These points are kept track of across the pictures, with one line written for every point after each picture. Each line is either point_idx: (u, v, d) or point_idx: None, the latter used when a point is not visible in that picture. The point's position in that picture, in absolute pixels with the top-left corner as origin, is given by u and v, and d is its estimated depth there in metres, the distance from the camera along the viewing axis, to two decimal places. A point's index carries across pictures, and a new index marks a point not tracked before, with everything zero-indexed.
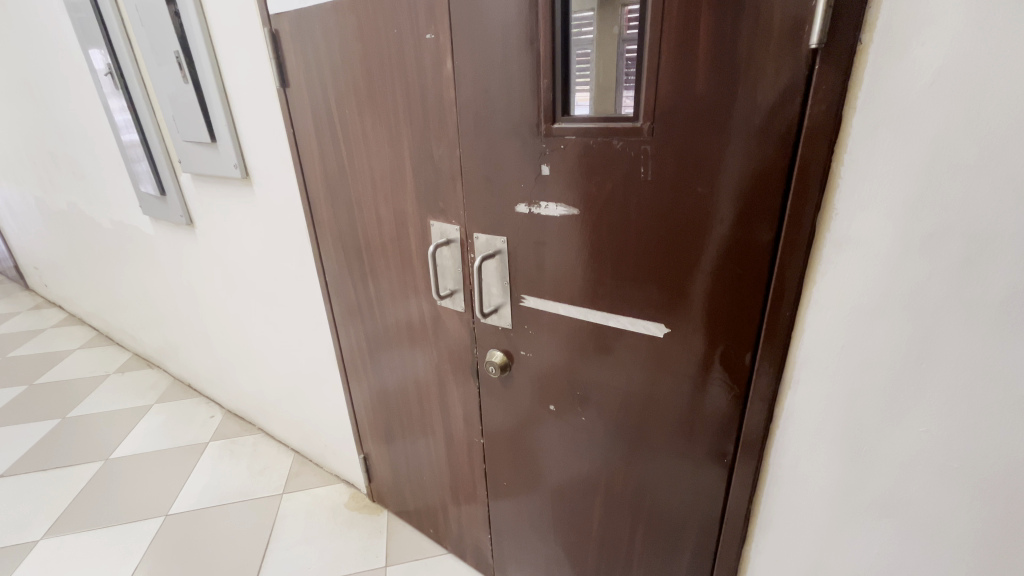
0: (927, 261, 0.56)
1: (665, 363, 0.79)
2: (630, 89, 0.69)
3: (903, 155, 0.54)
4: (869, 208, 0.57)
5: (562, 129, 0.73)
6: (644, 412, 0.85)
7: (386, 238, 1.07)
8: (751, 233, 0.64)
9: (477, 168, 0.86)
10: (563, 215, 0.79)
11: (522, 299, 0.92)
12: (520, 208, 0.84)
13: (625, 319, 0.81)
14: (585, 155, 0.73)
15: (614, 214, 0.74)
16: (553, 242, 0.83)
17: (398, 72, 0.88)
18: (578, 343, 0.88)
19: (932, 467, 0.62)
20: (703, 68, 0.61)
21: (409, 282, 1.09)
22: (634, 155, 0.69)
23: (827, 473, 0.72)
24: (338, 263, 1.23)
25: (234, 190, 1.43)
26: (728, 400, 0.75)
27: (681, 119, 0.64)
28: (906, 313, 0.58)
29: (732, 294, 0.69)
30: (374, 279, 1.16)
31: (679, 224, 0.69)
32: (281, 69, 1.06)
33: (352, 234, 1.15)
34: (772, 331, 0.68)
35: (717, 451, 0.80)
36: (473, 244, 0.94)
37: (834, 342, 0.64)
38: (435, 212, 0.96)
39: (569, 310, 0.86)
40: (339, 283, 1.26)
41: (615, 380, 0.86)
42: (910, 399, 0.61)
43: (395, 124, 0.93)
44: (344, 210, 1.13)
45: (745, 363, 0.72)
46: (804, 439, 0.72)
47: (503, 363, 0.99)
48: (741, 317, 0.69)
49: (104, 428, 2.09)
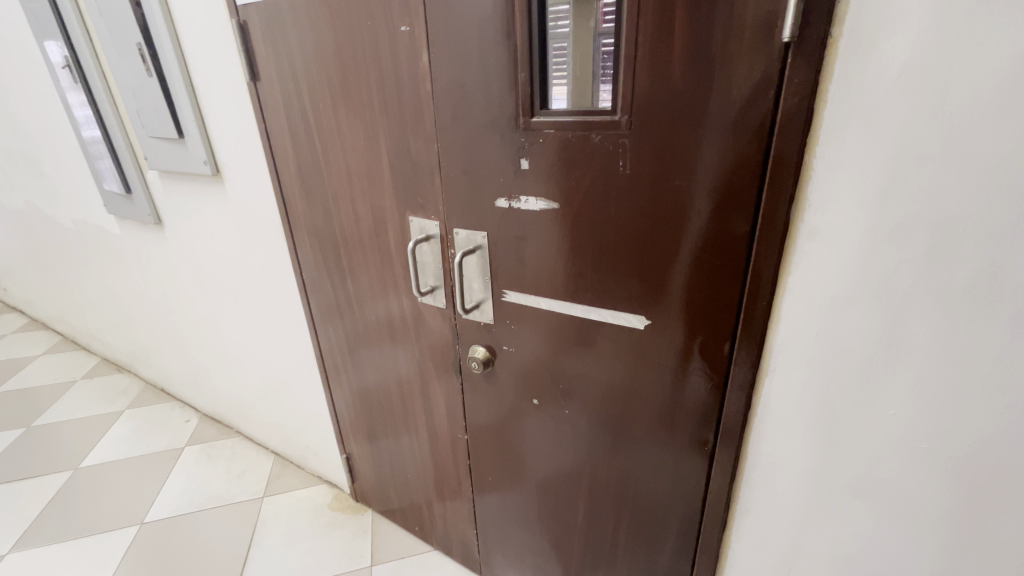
0: (897, 249, 0.57)
1: (646, 355, 0.80)
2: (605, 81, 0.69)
3: (871, 147, 0.55)
4: (840, 199, 0.59)
5: (541, 122, 0.73)
6: (625, 403, 0.86)
7: (364, 235, 1.06)
8: (727, 223, 0.65)
9: (455, 162, 0.85)
10: (542, 209, 0.79)
11: (504, 295, 0.91)
12: (500, 202, 0.83)
13: (607, 312, 0.81)
14: (564, 149, 0.73)
15: (594, 207, 0.74)
16: (535, 236, 0.82)
17: (373, 64, 0.86)
18: (560, 337, 0.88)
19: (903, 449, 0.65)
20: (679, 63, 0.61)
21: (388, 278, 1.07)
22: (612, 149, 0.69)
23: (802, 458, 0.74)
24: (314, 261, 1.21)
25: (204, 188, 1.38)
26: (708, 389, 0.77)
27: (657, 113, 0.65)
28: (876, 300, 0.60)
29: (710, 284, 0.70)
30: (353, 278, 1.15)
31: (656, 218, 0.70)
32: (251, 63, 1.03)
33: (328, 231, 1.13)
34: (750, 321, 0.69)
35: (697, 440, 0.81)
36: (452, 241, 0.93)
37: (808, 331, 0.66)
38: (414, 207, 0.94)
39: (550, 304, 0.87)
40: (317, 282, 1.24)
41: (597, 374, 0.87)
42: (881, 383, 0.63)
43: (371, 119, 0.91)
44: (320, 206, 1.11)
45: (724, 353, 0.73)
46: (781, 425, 0.74)
47: (486, 359, 0.98)
48: (718, 307, 0.71)
49: (72, 437, 2.01)
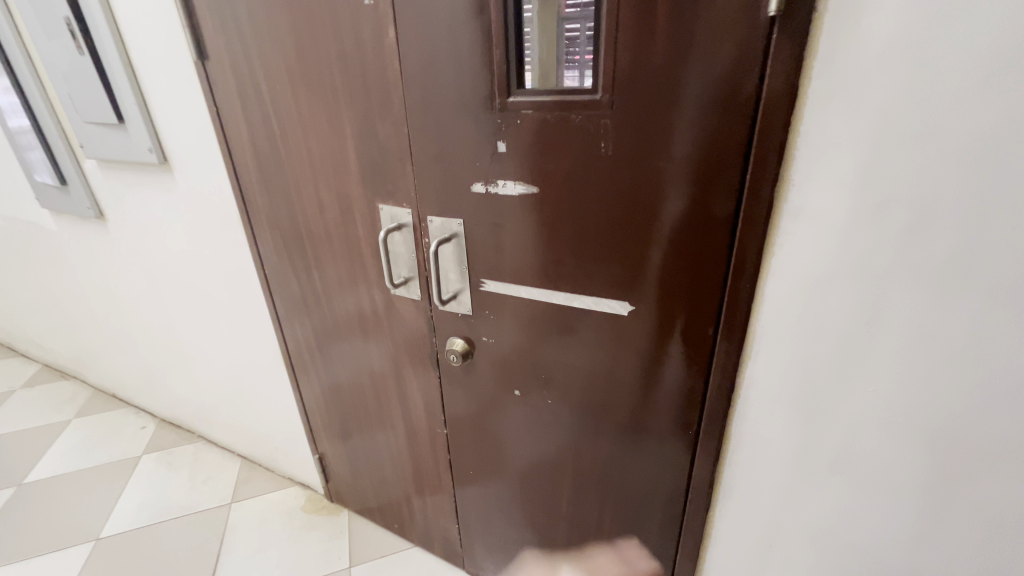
0: (878, 228, 0.58)
1: (629, 342, 0.79)
2: (572, 66, 0.67)
3: (854, 126, 0.55)
4: (824, 179, 0.58)
5: (518, 103, 0.70)
6: (609, 391, 0.85)
7: (330, 225, 1.00)
8: (711, 205, 0.64)
9: (427, 146, 0.81)
10: (521, 194, 0.76)
11: (482, 284, 0.88)
12: (476, 188, 0.80)
13: (590, 299, 0.79)
14: (543, 131, 0.70)
15: (575, 191, 0.72)
16: (513, 223, 0.79)
17: (334, 41, 0.80)
18: (542, 326, 0.86)
19: (881, 425, 0.66)
20: (662, 39, 0.59)
21: (358, 270, 1.02)
22: (592, 130, 0.67)
23: (784, 438, 0.75)
24: (277, 254, 1.14)
25: (151, 178, 1.28)
26: (692, 373, 0.77)
27: (640, 92, 0.63)
28: (858, 279, 0.61)
29: (693, 268, 0.69)
30: (320, 271, 1.09)
31: (639, 201, 0.68)
32: (197, 40, 0.95)
33: (291, 222, 1.06)
34: (734, 304, 0.69)
35: (681, 424, 0.82)
36: (426, 230, 0.88)
37: (790, 312, 0.67)
38: (384, 195, 0.90)
39: (530, 293, 0.84)
40: (280, 276, 1.17)
41: (581, 362, 0.85)
42: (860, 360, 0.64)
43: (334, 101, 0.85)
44: (281, 196, 1.04)
45: (708, 337, 0.73)
46: (763, 405, 0.75)
47: (465, 351, 0.95)
48: (702, 291, 0.70)
49: (14, 450, 1.86)
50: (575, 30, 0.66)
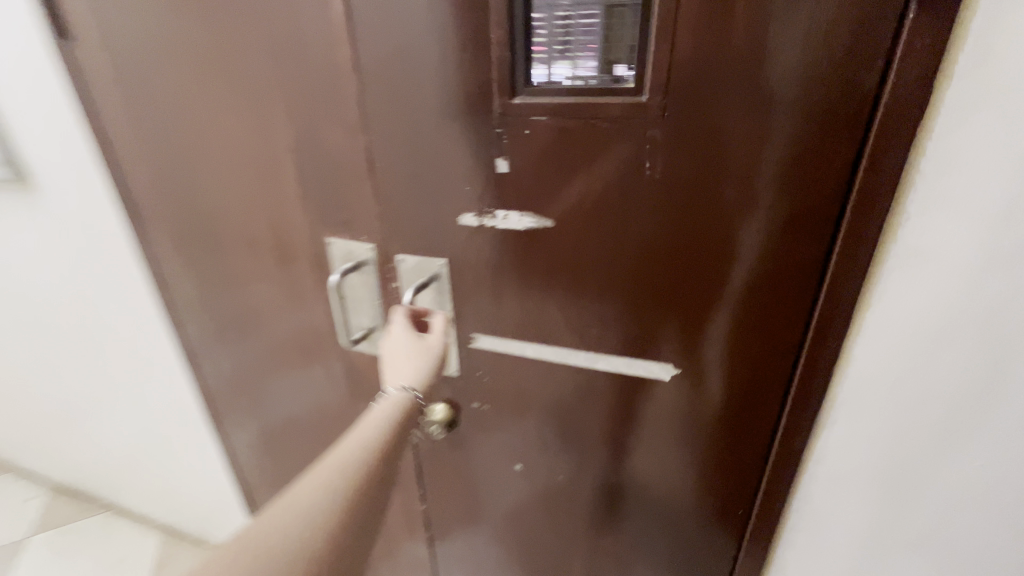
0: (1015, 277, 0.44)
1: (668, 410, 0.63)
2: (541, 60, 0.50)
3: (1001, 143, 0.40)
4: (949, 213, 0.44)
5: (528, 106, 0.51)
6: (638, 467, 0.69)
7: (263, 266, 0.76)
8: (795, 246, 0.49)
9: (396, 164, 0.60)
10: (529, 226, 0.57)
11: (473, 340, 0.68)
12: (465, 218, 0.60)
13: (619, 360, 0.62)
14: (563, 147, 0.52)
15: (606, 226, 0.54)
16: (516, 263, 0.60)
17: (256, 18, 0.57)
18: (552, 391, 0.67)
19: (982, 506, 0.54)
20: (742, 22, 0.42)
21: (303, 321, 0.79)
22: (634, 146, 0.49)
23: (860, 522, 0.61)
24: (191, 301, 0.87)
25: (8, 199, 0.97)
26: (751, 449, 0.61)
27: (706, 95, 0.46)
28: (977, 338, 0.47)
29: (763, 323, 0.54)
30: (252, 325, 0.84)
31: (694, 238, 0.52)
32: (53, 11, 0.67)
33: (208, 261, 0.81)
34: (814, 367, 0.54)
35: (730, 505, 0.66)
36: (396, 272, 0.67)
37: (883, 376, 0.52)
38: (336, 227, 0.67)
39: (538, 351, 0.65)
40: (198, 328, 0.90)
41: (605, 436, 0.68)
42: (966, 432, 0.52)
43: (260, 101, 0.62)
44: (190, 227, 0.78)
45: (774, 405, 0.58)
46: (836, 486, 0.60)
47: (449, 421, 0.74)
48: (772, 351, 0.55)
49: None
50: (535, 12, 0.49)
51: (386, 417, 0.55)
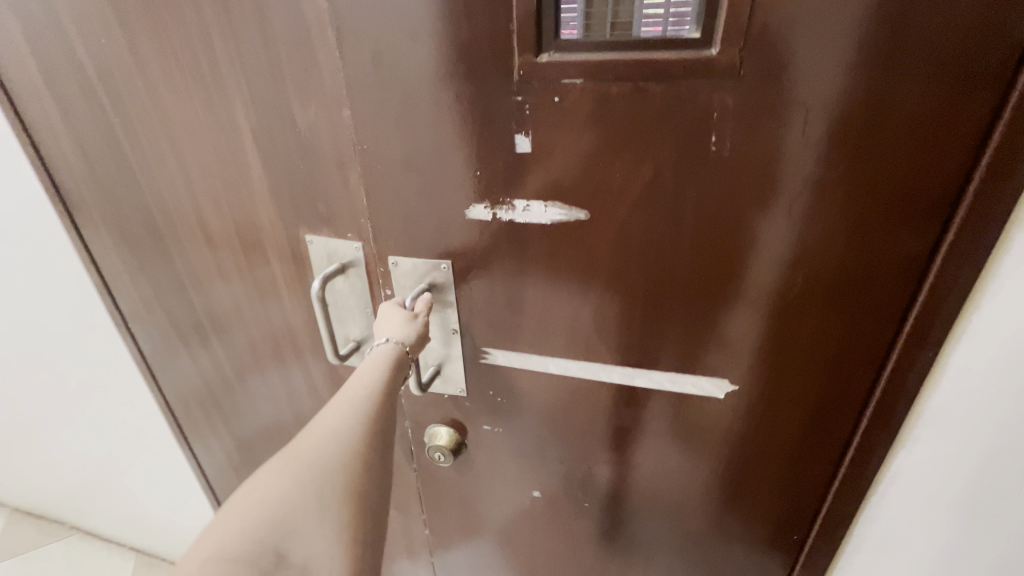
0: None
1: (719, 430, 0.54)
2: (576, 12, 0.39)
3: None
4: None
5: (561, 67, 0.40)
6: (678, 491, 0.60)
7: (232, 272, 0.64)
8: (895, 237, 0.40)
9: (388, 145, 0.48)
10: (557, 221, 0.47)
11: (484, 355, 0.58)
12: (475, 210, 0.49)
13: (664, 377, 0.52)
14: (608, 120, 0.41)
15: (657, 217, 0.44)
16: (541, 265, 0.50)
17: None
18: (580, 411, 0.58)
19: None
20: None
21: (281, 333, 0.67)
22: (701, 116, 0.39)
23: (935, 551, 0.54)
24: (149, 312, 0.75)
25: None
26: (812, 470, 0.53)
27: (801, 48, 0.36)
28: None
29: (844, 331, 0.45)
30: (223, 340, 0.72)
31: (766, 229, 0.42)
32: None
33: (165, 267, 0.68)
34: (901, 379, 0.46)
35: (783, 529, 0.59)
36: (388, 276, 0.56)
37: (986, 389, 0.44)
38: (314, 224, 0.56)
39: (564, 366, 0.56)
40: (159, 343, 0.78)
41: (639, 461, 0.59)
42: None
43: (212, 64, 0.50)
44: (141, 225, 0.65)
45: (848, 422, 0.50)
46: (909, 507, 0.53)
47: (455, 446, 0.64)
48: (852, 363, 0.46)
49: None
50: None
51: (374, 377, 0.47)
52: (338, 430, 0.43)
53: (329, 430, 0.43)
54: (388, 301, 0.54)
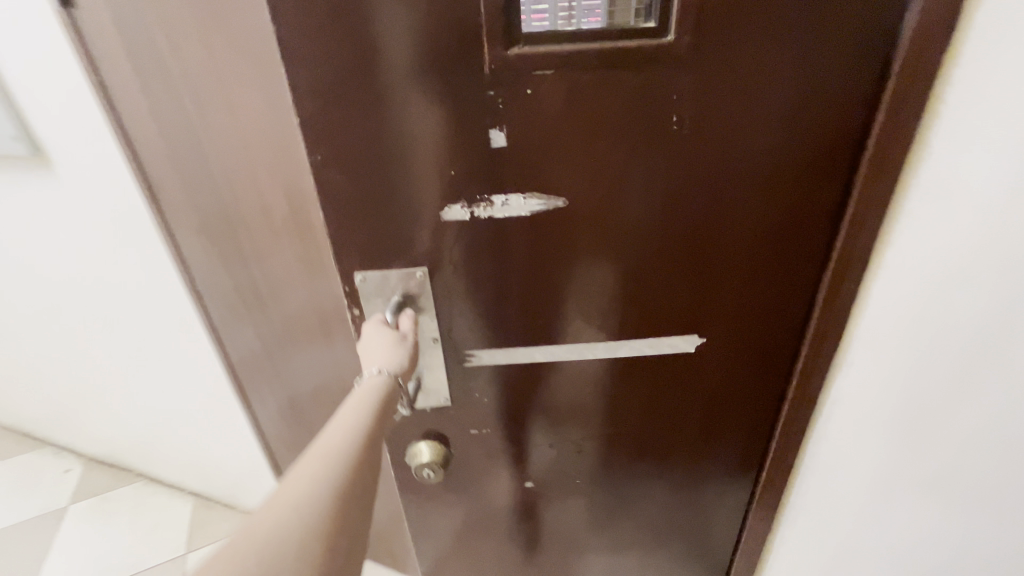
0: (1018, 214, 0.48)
1: (686, 378, 0.63)
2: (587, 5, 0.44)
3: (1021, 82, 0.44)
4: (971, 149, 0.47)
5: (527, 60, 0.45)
6: (655, 443, 0.68)
7: (285, 239, 0.78)
8: (810, 193, 0.52)
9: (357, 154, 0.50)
10: (538, 210, 0.53)
11: (470, 357, 0.61)
12: (452, 212, 0.52)
13: (642, 340, 0.60)
14: (574, 107, 0.48)
15: (622, 194, 0.52)
16: (524, 255, 0.55)
17: None
18: (562, 386, 0.63)
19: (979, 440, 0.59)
20: None
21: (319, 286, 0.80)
22: (656, 103, 0.48)
23: (869, 465, 0.65)
24: (213, 276, 0.89)
25: (25, 176, 0.98)
26: (771, 398, 0.64)
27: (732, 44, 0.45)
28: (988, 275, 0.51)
29: (778, 276, 0.56)
30: (273, 300, 0.86)
31: (710, 197, 0.52)
32: None
33: (227, 238, 0.82)
34: (829, 304, 0.57)
35: (746, 454, 0.69)
36: (359, 297, 0.57)
37: (901, 318, 0.56)
38: None
39: (547, 350, 0.60)
40: (220, 303, 0.92)
41: (620, 422, 0.66)
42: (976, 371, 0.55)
43: (274, 65, 0.63)
44: (204, 197, 0.79)
45: (788, 349, 0.60)
46: (854, 430, 0.63)
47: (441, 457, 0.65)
48: (787, 301, 0.57)
49: None
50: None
51: (367, 400, 0.49)
52: (341, 438, 0.45)
53: (332, 439, 0.45)
54: (369, 322, 0.55)
